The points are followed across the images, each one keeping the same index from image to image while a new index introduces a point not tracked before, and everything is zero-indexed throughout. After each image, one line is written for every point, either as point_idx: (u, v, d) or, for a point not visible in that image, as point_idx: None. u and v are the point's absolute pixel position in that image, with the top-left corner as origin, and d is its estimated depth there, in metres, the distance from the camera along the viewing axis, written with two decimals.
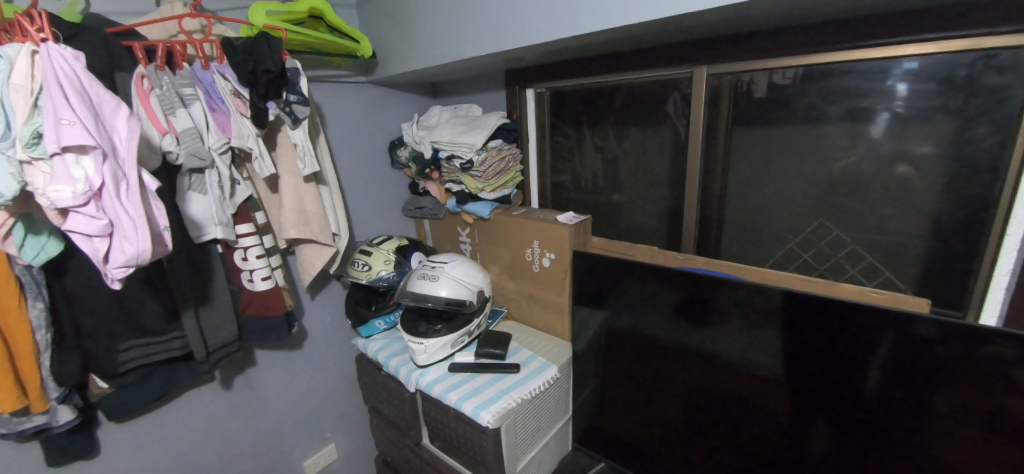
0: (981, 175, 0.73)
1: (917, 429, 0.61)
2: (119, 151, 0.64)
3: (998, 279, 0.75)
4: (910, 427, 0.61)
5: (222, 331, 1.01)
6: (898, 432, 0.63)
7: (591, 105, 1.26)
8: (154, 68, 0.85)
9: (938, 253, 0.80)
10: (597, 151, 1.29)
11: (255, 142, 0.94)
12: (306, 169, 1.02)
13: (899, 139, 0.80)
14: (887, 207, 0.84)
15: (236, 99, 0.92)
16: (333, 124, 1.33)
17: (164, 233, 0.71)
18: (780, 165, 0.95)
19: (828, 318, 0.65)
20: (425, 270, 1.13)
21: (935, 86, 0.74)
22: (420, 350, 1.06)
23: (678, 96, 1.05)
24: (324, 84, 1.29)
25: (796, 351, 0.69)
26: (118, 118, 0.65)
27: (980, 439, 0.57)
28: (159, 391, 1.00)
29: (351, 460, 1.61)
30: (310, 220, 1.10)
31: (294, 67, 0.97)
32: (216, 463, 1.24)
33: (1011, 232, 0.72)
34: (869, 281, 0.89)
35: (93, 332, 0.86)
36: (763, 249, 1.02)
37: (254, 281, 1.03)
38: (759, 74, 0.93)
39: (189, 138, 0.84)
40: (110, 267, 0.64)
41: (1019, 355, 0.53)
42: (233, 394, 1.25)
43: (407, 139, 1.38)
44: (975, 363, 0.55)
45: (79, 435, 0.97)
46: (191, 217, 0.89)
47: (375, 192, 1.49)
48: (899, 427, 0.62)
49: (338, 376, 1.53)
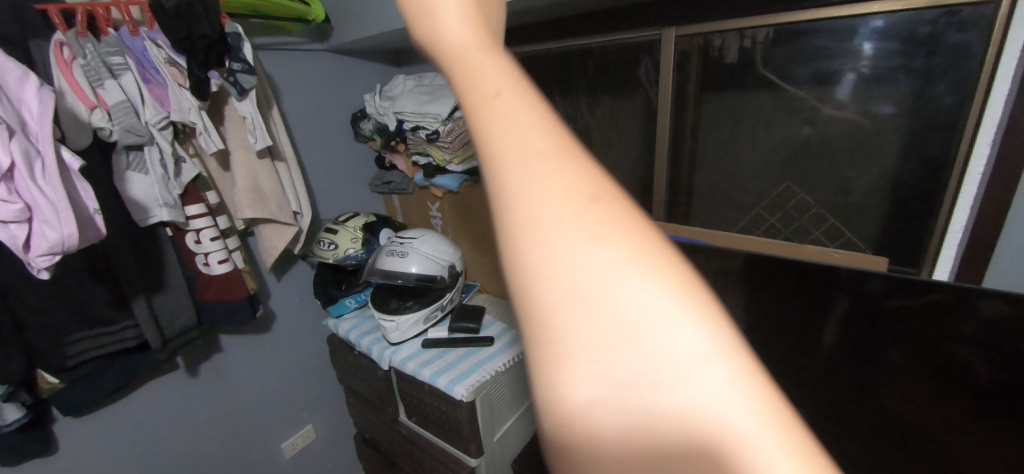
0: (937, 134, 0.74)
1: (876, 383, 0.63)
2: (30, 126, 0.58)
3: (952, 235, 0.76)
4: (867, 380, 0.63)
5: (180, 316, 0.98)
6: (854, 384, 0.65)
7: (562, 72, 1.22)
8: (75, 35, 0.76)
9: (895, 212, 0.82)
10: (568, 120, 1.26)
11: (198, 115, 0.87)
12: (257, 143, 0.96)
13: (864, 100, 0.80)
14: (849, 168, 0.85)
15: (172, 68, 0.84)
16: (289, 96, 1.25)
17: (95, 216, 0.67)
18: (749, 128, 0.96)
19: (787, 276, 0.67)
20: (393, 246, 1.10)
21: (899, 45, 0.74)
22: (392, 327, 1.04)
23: (648, 62, 1.03)
24: (277, 52, 1.20)
25: (759, 312, 0.71)
26: (25, 90, 0.59)
27: (934, 389, 0.58)
28: (117, 382, 0.96)
29: (332, 438, 1.62)
30: (267, 198, 1.05)
31: (235, 31, 0.90)
32: (188, 451, 1.22)
33: (965, 189, 0.73)
34: (832, 242, 0.91)
35: (36, 325, 0.81)
36: (729, 215, 1.04)
37: (210, 265, 0.99)
38: (729, 37, 0.90)
39: (122, 113, 0.77)
40: (33, 256, 0.59)
41: (958, 305, 0.54)
42: (202, 382, 1.22)
43: (371, 110, 1.32)
44: (935, 318, 0.56)
45: (32, 432, 0.93)
46: (133, 199, 0.84)
47: (341, 168, 1.44)
48: (858, 380, 0.64)
49: (312, 357, 1.51)
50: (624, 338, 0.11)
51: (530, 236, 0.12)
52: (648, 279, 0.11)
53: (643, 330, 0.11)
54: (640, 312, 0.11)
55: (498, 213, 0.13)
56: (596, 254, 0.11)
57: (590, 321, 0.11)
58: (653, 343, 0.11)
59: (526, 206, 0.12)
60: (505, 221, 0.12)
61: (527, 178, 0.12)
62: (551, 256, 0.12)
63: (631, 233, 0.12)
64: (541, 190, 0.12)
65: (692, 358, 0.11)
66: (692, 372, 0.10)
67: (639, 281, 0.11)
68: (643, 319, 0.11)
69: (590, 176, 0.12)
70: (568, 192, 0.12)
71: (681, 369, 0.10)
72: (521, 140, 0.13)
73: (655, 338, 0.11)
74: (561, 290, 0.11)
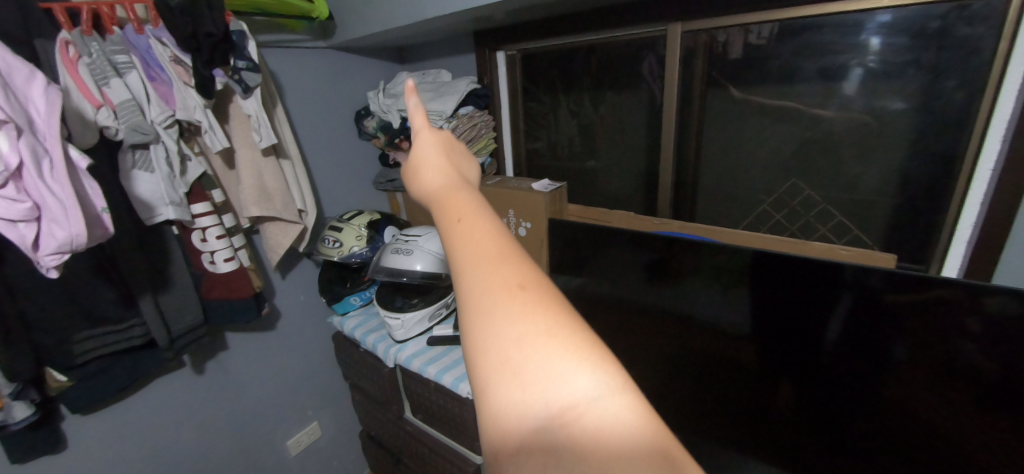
0: (948, 129, 0.74)
1: (883, 381, 0.63)
2: (37, 125, 0.58)
3: (961, 234, 0.77)
4: (876, 379, 0.63)
5: (187, 314, 0.98)
6: (862, 382, 0.64)
7: (565, 68, 1.22)
8: (80, 34, 0.76)
9: (903, 209, 0.82)
10: (572, 116, 1.26)
11: (203, 114, 0.88)
12: (262, 141, 0.96)
13: (871, 95, 0.79)
14: (856, 164, 0.84)
15: (177, 66, 0.85)
16: (292, 94, 1.25)
17: (103, 215, 0.67)
18: (755, 124, 0.94)
19: (793, 274, 0.65)
20: (397, 244, 1.09)
21: (909, 40, 0.73)
22: (397, 325, 1.05)
23: (653, 58, 1.02)
24: (279, 49, 1.20)
25: (763, 310, 0.70)
26: (32, 88, 0.59)
27: (940, 386, 0.59)
28: (125, 379, 0.97)
29: (336, 436, 1.63)
30: (272, 196, 1.05)
31: (240, 29, 0.90)
32: (195, 447, 1.23)
33: (975, 185, 0.73)
34: (839, 239, 0.91)
35: (45, 323, 0.81)
36: (736, 211, 1.03)
37: (217, 263, 0.99)
38: (734, 32, 0.90)
39: (128, 111, 0.77)
40: (41, 254, 0.60)
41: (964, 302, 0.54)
42: (208, 379, 1.23)
43: (375, 108, 1.33)
44: (942, 316, 0.56)
45: (41, 429, 0.94)
46: (139, 197, 0.84)
47: (344, 166, 1.44)
48: (865, 378, 0.64)
49: (316, 355, 1.51)
50: (538, 359, 0.23)
51: (493, 315, 0.24)
52: (550, 332, 0.24)
53: (546, 355, 0.23)
54: (545, 346, 0.23)
55: (476, 303, 0.25)
56: (523, 321, 0.24)
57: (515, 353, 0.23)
58: (551, 361, 0.23)
59: (490, 296, 0.25)
60: (479, 306, 0.25)
61: (492, 284, 0.25)
62: (503, 321, 0.24)
63: (546, 311, 0.25)
64: (498, 289, 0.25)
65: (572, 368, 0.23)
66: (571, 374, 0.22)
67: (545, 332, 0.23)
68: (547, 350, 0.23)
69: (523, 278, 0.26)
70: (512, 291, 0.25)
71: (565, 373, 0.22)
72: (486, 258, 0.26)
73: (553, 359, 0.23)
74: (508, 339, 0.23)
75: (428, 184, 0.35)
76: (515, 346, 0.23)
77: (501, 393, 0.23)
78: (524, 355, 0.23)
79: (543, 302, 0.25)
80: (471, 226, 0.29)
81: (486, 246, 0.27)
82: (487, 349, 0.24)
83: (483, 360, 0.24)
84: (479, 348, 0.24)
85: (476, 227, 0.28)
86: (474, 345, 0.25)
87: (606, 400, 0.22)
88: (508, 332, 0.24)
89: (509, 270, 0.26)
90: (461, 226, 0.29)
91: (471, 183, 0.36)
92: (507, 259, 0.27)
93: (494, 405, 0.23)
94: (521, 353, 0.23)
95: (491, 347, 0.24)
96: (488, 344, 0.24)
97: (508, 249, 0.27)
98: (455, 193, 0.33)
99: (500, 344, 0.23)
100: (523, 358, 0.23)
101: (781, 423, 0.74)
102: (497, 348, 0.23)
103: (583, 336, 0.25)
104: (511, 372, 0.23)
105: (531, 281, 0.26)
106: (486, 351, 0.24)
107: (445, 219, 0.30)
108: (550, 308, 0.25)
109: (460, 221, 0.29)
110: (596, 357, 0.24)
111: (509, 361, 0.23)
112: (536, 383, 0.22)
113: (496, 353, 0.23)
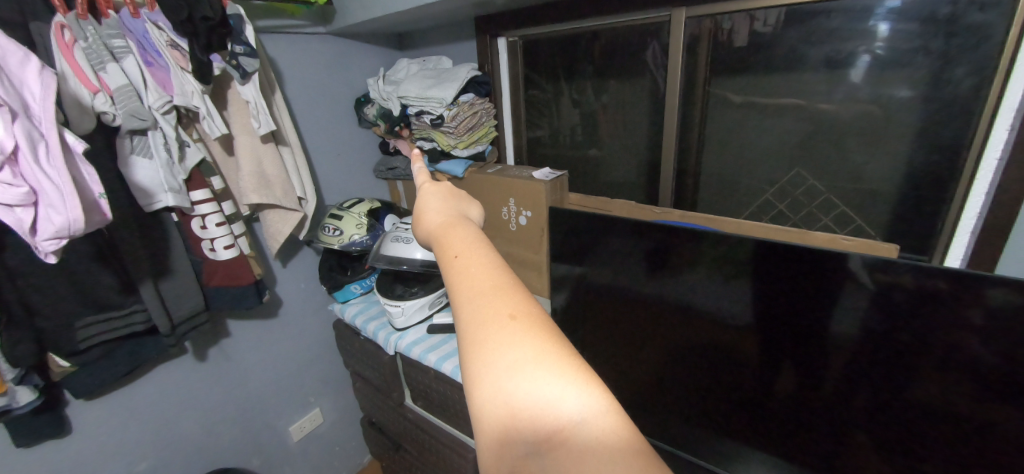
0: (956, 120, 0.72)
1: (900, 373, 0.61)
2: (32, 110, 0.58)
3: (965, 222, 0.76)
4: (893, 370, 0.62)
5: (187, 301, 0.99)
6: (881, 374, 0.63)
7: (567, 55, 1.20)
8: (76, 17, 0.75)
9: (906, 200, 0.81)
10: (574, 105, 1.24)
11: (201, 100, 0.87)
12: (261, 128, 0.96)
13: (877, 83, 0.78)
14: (860, 154, 0.83)
15: (174, 51, 0.84)
16: (290, 80, 1.24)
17: (101, 201, 0.68)
18: (759, 113, 0.93)
19: (791, 265, 0.65)
20: (398, 232, 1.09)
21: (917, 26, 0.72)
22: (397, 313, 1.05)
23: (657, 45, 1.01)
24: (276, 34, 1.18)
25: (763, 301, 0.70)
26: (27, 72, 0.59)
27: (956, 379, 0.58)
28: (128, 366, 0.98)
29: (338, 422, 1.65)
30: (272, 183, 1.05)
31: (237, 13, 0.89)
32: (197, 432, 1.25)
33: (982, 174, 0.73)
34: (841, 230, 0.90)
35: (46, 309, 0.82)
36: (737, 201, 1.02)
37: (216, 250, 0.99)
38: (739, 19, 0.88)
39: (125, 97, 0.77)
40: (40, 239, 0.60)
41: (963, 291, 0.54)
42: (210, 366, 1.24)
43: (374, 95, 1.32)
44: (952, 310, 0.55)
45: (47, 413, 0.95)
46: (137, 184, 0.84)
47: (344, 153, 1.43)
48: (883, 370, 0.63)
49: (316, 343, 1.52)
50: (527, 386, 0.24)
51: (486, 346, 0.26)
52: (539, 359, 0.25)
53: (533, 381, 0.24)
54: (533, 373, 0.25)
55: (470, 336, 0.27)
56: (511, 348, 0.26)
57: (504, 379, 0.25)
58: (541, 387, 0.24)
59: (482, 330, 0.27)
60: (474, 340, 0.27)
61: (484, 317, 0.28)
62: (494, 351, 0.26)
63: (534, 337, 0.27)
64: (490, 322, 0.27)
65: (561, 392, 0.24)
66: (558, 398, 0.24)
67: (534, 360, 0.25)
68: (535, 376, 0.25)
69: (514, 308, 0.28)
70: (503, 323, 0.27)
71: (553, 397, 0.24)
72: (481, 289, 0.29)
73: (541, 384, 0.24)
74: (499, 367, 0.25)
75: (429, 223, 0.38)
76: (506, 375, 0.25)
77: (495, 421, 0.25)
78: (514, 383, 0.25)
79: (533, 332, 0.27)
80: (466, 263, 0.31)
81: (481, 281, 0.30)
82: (480, 378, 0.26)
83: (476, 390, 0.26)
84: (473, 378, 0.26)
85: (471, 262, 0.31)
86: (470, 377, 0.26)
87: (589, 420, 0.24)
88: (499, 362, 0.25)
89: (501, 302, 0.28)
90: (458, 263, 0.32)
91: (470, 220, 0.39)
92: (499, 291, 0.29)
93: (489, 433, 0.25)
94: (511, 382, 0.25)
95: (485, 378, 0.25)
96: (482, 374, 0.26)
97: (502, 283, 0.30)
98: (453, 231, 0.36)
99: (492, 375, 0.25)
100: (512, 384, 0.25)
101: (782, 415, 0.74)
102: (490, 378, 0.25)
103: (569, 360, 0.26)
104: (502, 400, 0.25)
105: (522, 311, 0.28)
106: (479, 382, 0.26)
107: (444, 256, 0.33)
108: (538, 335, 0.27)
109: (458, 257, 0.32)
110: (583, 379, 0.26)
111: (501, 390, 0.25)
112: (526, 408, 0.24)
113: (488, 383, 0.25)
